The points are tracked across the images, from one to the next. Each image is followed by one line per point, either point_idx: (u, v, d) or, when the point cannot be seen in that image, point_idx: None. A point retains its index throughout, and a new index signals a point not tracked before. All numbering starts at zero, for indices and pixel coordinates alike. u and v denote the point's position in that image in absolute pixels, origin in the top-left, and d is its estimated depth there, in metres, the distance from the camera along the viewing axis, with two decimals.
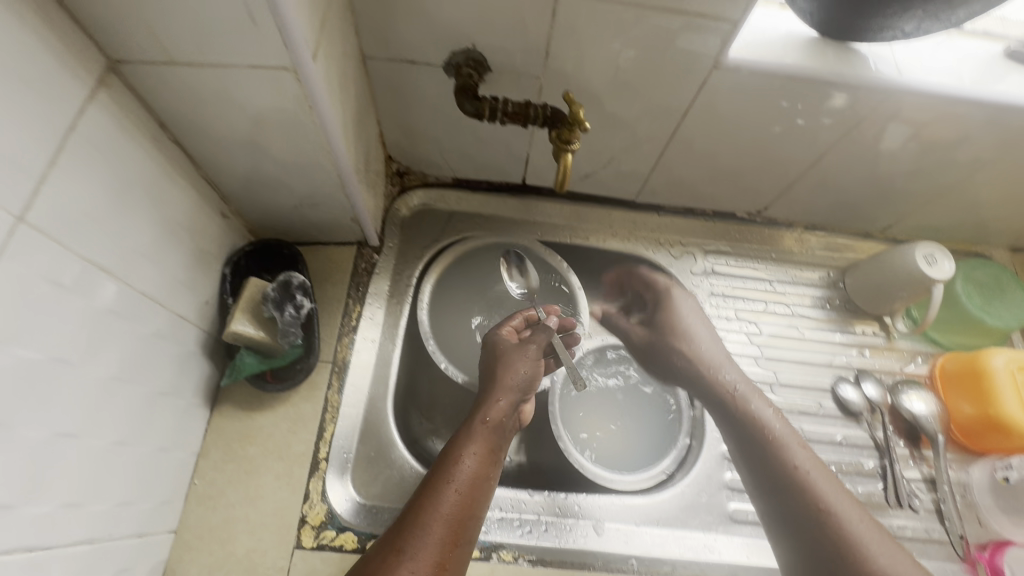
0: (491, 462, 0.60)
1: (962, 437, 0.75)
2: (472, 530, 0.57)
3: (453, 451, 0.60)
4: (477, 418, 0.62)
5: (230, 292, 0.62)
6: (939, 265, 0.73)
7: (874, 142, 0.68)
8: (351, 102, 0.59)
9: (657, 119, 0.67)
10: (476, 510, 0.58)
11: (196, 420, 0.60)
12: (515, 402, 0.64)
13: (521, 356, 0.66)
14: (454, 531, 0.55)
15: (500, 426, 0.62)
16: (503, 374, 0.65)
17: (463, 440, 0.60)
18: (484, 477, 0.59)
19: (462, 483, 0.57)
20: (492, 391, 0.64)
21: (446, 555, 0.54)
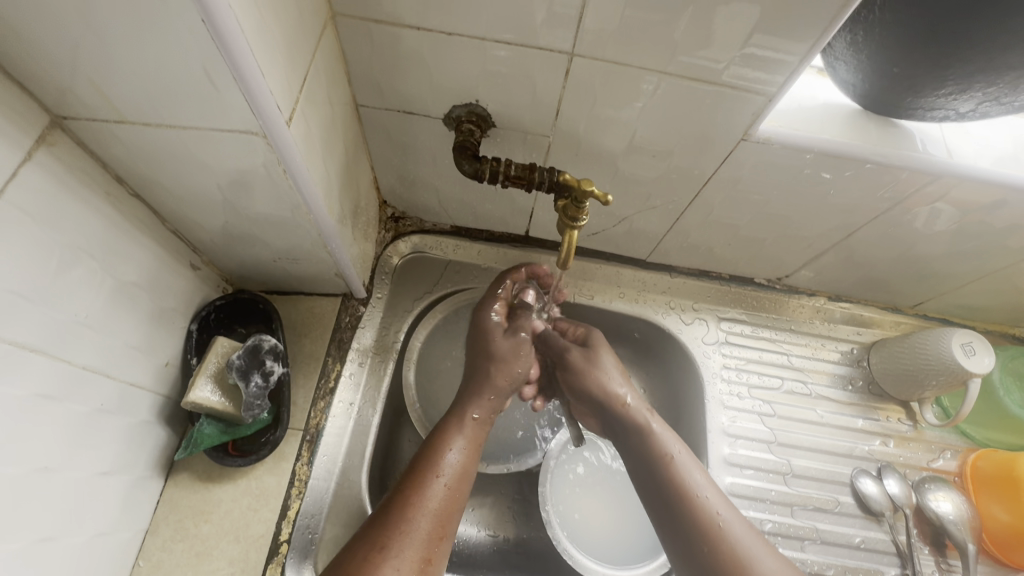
0: (476, 455, 0.59)
1: (991, 546, 0.68)
2: (455, 525, 0.54)
3: (438, 444, 0.58)
4: (463, 415, 0.61)
5: (195, 351, 0.56)
6: (979, 357, 0.65)
7: (912, 220, 0.62)
8: (339, 154, 0.54)
9: (676, 184, 0.61)
10: (460, 504, 0.55)
11: (146, 493, 0.55)
12: (503, 398, 0.64)
13: (512, 351, 0.65)
14: (441, 524, 0.52)
15: (486, 420, 0.62)
16: (495, 373, 0.64)
17: (450, 433, 0.59)
18: (468, 470, 0.58)
19: (449, 475, 0.55)
20: (477, 388, 0.63)
21: (432, 550, 0.51)
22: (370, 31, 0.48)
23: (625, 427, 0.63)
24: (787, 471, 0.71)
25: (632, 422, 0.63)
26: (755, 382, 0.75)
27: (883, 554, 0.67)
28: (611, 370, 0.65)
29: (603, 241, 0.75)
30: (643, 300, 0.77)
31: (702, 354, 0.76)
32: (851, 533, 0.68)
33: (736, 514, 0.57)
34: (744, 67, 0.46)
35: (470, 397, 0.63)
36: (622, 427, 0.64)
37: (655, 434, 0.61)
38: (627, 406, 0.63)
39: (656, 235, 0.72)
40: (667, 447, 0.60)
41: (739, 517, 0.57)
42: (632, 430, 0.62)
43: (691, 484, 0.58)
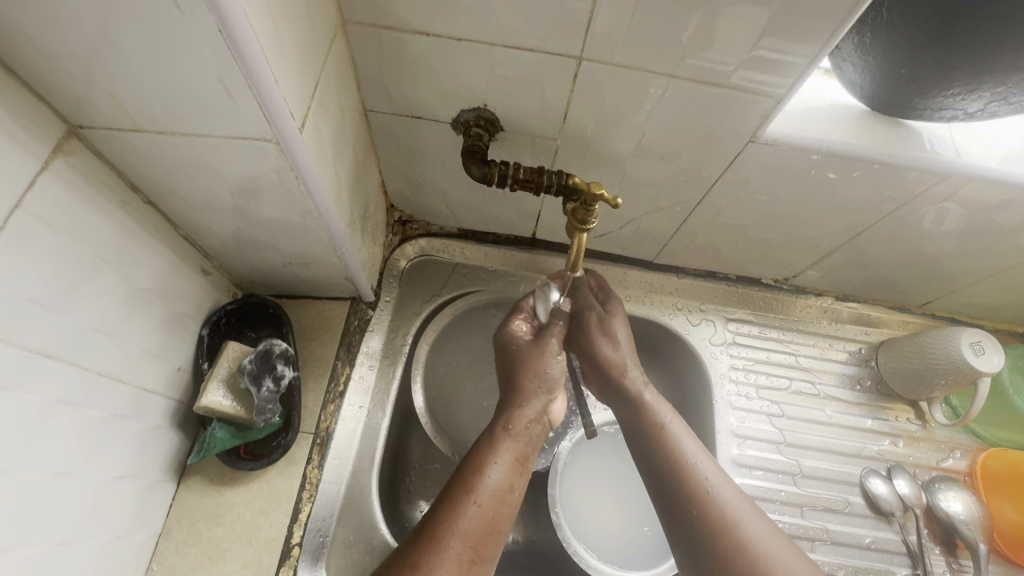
0: (518, 473, 0.56)
1: (1001, 544, 0.68)
2: (493, 549, 0.52)
3: (476, 463, 0.55)
4: (502, 430, 0.58)
5: (206, 356, 0.57)
6: (988, 357, 0.65)
7: (921, 220, 0.62)
8: (348, 159, 0.54)
9: (684, 187, 0.61)
10: (499, 526, 0.53)
11: (160, 497, 0.55)
12: (540, 407, 0.61)
13: (537, 352, 0.63)
14: (474, 547, 0.50)
15: (527, 435, 0.59)
16: (525, 379, 0.62)
17: (487, 450, 0.56)
18: (509, 489, 0.55)
19: (486, 495, 0.53)
20: (517, 397, 0.61)
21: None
22: (380, 37, 0.48)
23: (637, 420, 0.62)
24: (796, 472, 0.71)
25: (644, 413, 0.62)
26: (763, 382, 0.75)
27: (894, 555, 0.67)
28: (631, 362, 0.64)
29: (610, 243, 0.75)
30: (650, 301, 0.78)
31: (709, 355, 0.76)
32: (861, 533, 0.68)
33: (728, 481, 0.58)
34: (752, 69, 0.46)
35: (507, 409, 0.60)
36: (633, 421, 0.62)
37: (666, 427, 0.60)
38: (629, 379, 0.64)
39: (663, 237, 0.72)
40: (679, 442, 0.59)
41: (736, 490, 0.57)
42: (646, 422, 0.61)
43: (682, 450, 0.58)
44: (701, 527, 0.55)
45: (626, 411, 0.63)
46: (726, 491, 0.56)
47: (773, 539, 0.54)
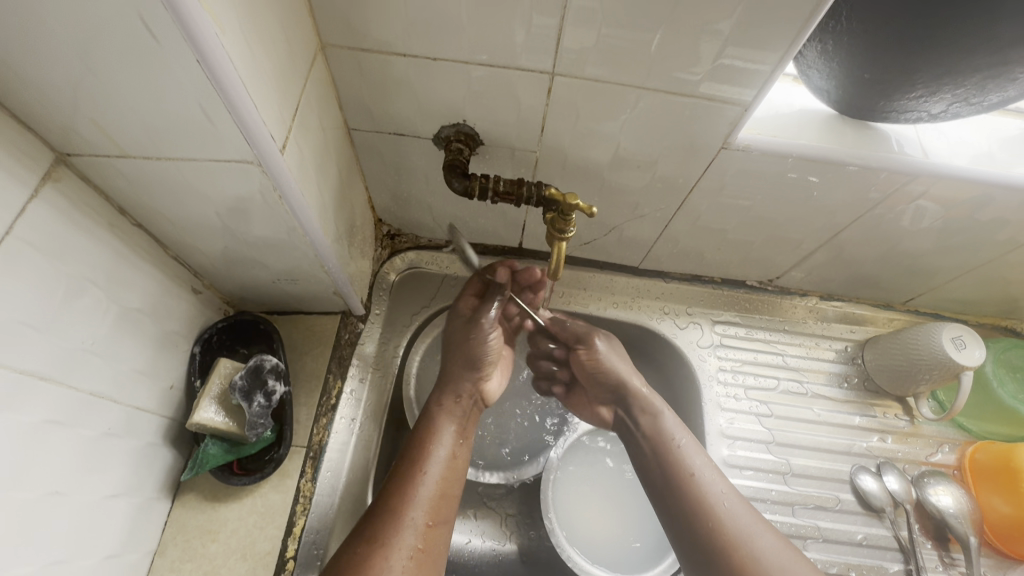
0: (459, 442, 0.62)
1: (994, 538, 0.69)
2: (448, 511, 0.58)
3: (423, 437, 0.61)
4: (444, 408, 0.64)
5: (198, 373, 0.58)
6: (969, 351, 0.66)
7: (897, 218, 0.63)
8: (332, 177, 0.55)
9: (662, 193, 0.63)
10: (450, 490, 0.59)
11: (154, 515, 0.56)
12: (471, 382, 0.67)
13: (468, 325, 0.68)
14: (430, 514, 0.56)
15: (461, 406, 0.65)
16: (460, 355, 0.67)
17: (430, 424, 0.62)
18: (454, 457, 0.61)
19: (434, 464, 0.59)
20: (451, 374, 0.67)
21: (423, 539, 0.54)
22: (359, 59, 0.50)
23: (654, 444, 0.63)
24: (786, 470, 0.71)
25: (661, 437, 0.63)
26: (751, 383, 0.76)
27: (886, 550, 0.68)
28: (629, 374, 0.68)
29: (595, 250, 0.76)
30: (637, 306, 0.79)
31: (697, 357, 0.77)
32: (853, 530, 0.68)
33: (739, 497, 0.59)
34: (719, 79, 0.48)
35: (443, 384, 0.66)
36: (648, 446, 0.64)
37: (680, 448, 0.62)
38: (641, 395, 0.67)
39: (647, 243, 0.73)
40: (694, 465, 0.60)
41: (744, 504, 0.58)
42: (661, 447, 0.62)
43: (693, 466, 0.60)
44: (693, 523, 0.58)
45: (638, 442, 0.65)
46: (737, 507, 0.58)
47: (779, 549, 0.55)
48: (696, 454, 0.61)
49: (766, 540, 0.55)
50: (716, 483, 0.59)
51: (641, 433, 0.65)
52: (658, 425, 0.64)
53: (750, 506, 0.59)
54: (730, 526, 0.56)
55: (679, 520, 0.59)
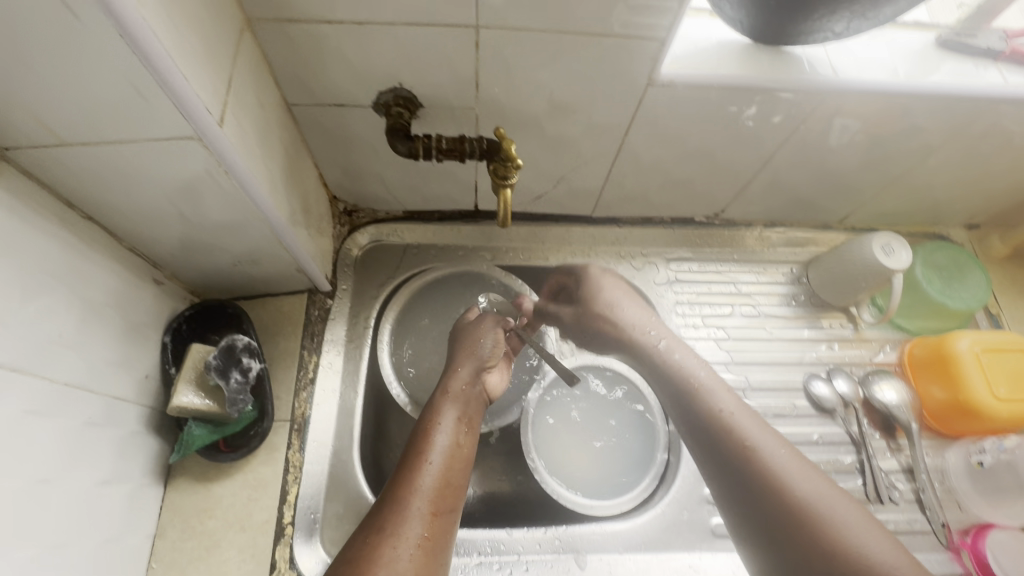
0: (463, 432, 0.61)
1: (933, 421, 0.75)
2: (454, 500, 0.56)
3: (422, 429, 0.59)
4: (448, 402, 0.62)
5: (172, 361, 0.59)
6: (897, 255, 0.72)
7: (821, 138, 0.68)
8: (278, 153, 0.56)
9: (600, 138, 0.66)
10: (455, 482, 0.56)
11: (149, 500, 0.58)
12: (473, 371, 0.66)
13: (478, 326, 0.70)
14: (434, 501, 0.54)
15: (464, 395, 0.64)
16: (464, 348, 0.68)
17: (433, 416, 0.60)
18: (458, 447, 0.59)
19: (436, 455, 0.57)
20: (452, 365, 0.66)
21: (428, 527, 0.52)
22: (287, 30, 0.50)
23: (677, 389, 0.65)
24: (746, 385, 0.77)
25: (720, 424, 0.61)
26: (707, 311, 0.81)
27: (840, 444, 0.74)
28: (623, 302, 0.75)
29: (548, 204, 0.79)
30: (593, 254, 0.83)
31: (656, 295, 0.81)
32: (809, 431, 0.74)
33: (823, 482, 0.56)
34: (634, 17, 0.51)
35: (447, 376, 0.65)
36: (687, 404, 0.64)
37: (757, 451, 0.58)
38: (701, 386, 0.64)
39: (595, 190, 0.76)
40: (770, 457, 0.57)
41: (796, 460, 0.57)
42: (683, 387, 0.65)
43: (774, 468, 0.56)
44: (766, 518, 0.54)
45: (698, 407, 0.63)
46: (808, 485, 0.55)
47: (869, 535, 0.51)
48: (700, 370, 0.66)
49: (864, 537, 0.51)
50: (800, 485, 0.55)
51: (727, 460, 0.58)
52: (680, 368, 0.67)
53: (830, 484, 0.56)
54: (826, 524, 0.51)
55: (763, 525, 0.54)
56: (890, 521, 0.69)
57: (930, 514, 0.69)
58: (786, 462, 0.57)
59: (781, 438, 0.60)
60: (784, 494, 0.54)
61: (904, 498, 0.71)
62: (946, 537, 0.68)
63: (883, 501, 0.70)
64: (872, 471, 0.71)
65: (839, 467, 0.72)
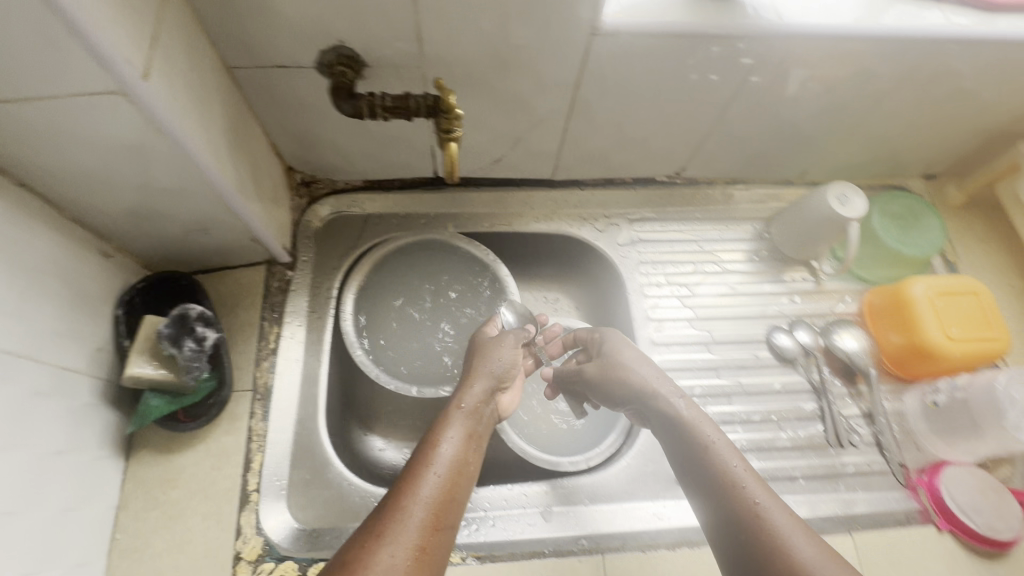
0: (471, 447, 0.59)
1: (891, 366, 0.77)
2: (455, 515, 0.53)
3: (429, 439, 0.57)
4: (459, 418, 0.60)
5: (126, 334, 0.59)
6: (852, 204, 0.73)
7: (772, 87, 0.68)
8: (220, 116, 0.55)
9: (550, 95, 0.66)
10: (457, 496, 0.54)
11: (109, 471, 0.58)
12: (488, 388, 0.64)
13: (498, 345, 0.68)
14: (436, 514, 0.51)
15: (477, 411, 0.62)
16: (480, 363, 0.66)
17: (443, 426, 0.59)
18: (464, 462, 0.57)
19: (442, 466, 0.55)
20: (466, 378, 0.65)
21: (426, 540, 0.49)
22: None
23: (684, 444, 0.56)
24: (709, 340, 0.78)
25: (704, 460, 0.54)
26: (670, 270, 0.82)
27: (801, 392, 0.75)
28: (639, 362, 0.63)
29: (507, 168, 0.79)
30: (556, 217, 0.83)
31: (619, 255, 0.82)
32: (771, 381, 0.76)
33: (817, 545, 0.47)
34: None
35: (460, 390, 0.63)
36: (696, 461, 0.55)
37: (738, 486, 0.51)
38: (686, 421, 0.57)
39: (552, 152, 0.76)
40: (750, 495, 0.51)
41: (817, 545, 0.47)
42: (692, 444, 0.56)
43: (757, 509, 0.50)
44: None
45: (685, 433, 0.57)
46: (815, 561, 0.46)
47: None
48: (683, 399, 0.60)
49: None
50: (784, 530, 0.48)
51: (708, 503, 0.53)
52: (687, 424, 0.57)
53: (839, 562, 0.46)
54: None
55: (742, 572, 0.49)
56: (851, 464, 0.71)
57: (888, 454, 0.71)
58: (773, 509, 0.50)
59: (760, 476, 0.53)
60: (779, 553, 0.47)
61: (864, 441, 0.73)
62: (904, 476, 0.70)
63: (843, 445, 0.72)
64: (832, 416, 0.73)
65: (800, 414, 0.74)
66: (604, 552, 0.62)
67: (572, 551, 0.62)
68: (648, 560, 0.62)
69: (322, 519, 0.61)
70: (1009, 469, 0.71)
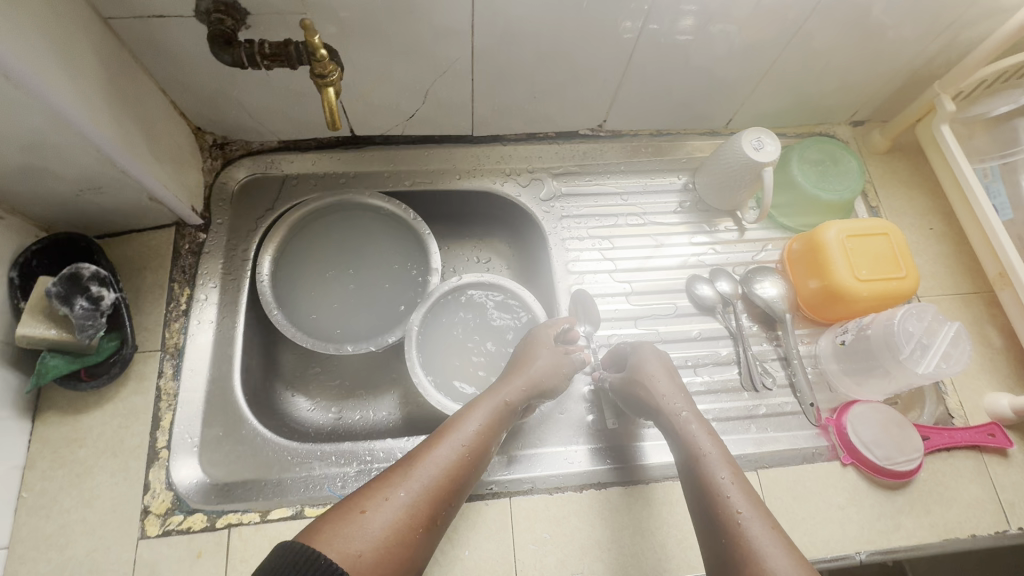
0: (496, 439, 0.57)
1: (807, 310, 0.78)
2: (462, 495, 0.52)
3: (463, 413, 0.56)
4: (498, 400, 0.58)
5: (22, 296, 0.58)
6: (765, 149, 0.72)
7: (680, 30, 0.66)
8: (94, 69, 0.54)
9: (449, 42, 0.64)
10: (470, 479, 0.52)
11: (12, 432, 0.58)
12: (533, 389, 0.61)
13: (553, 350, 0.65)
14: (448, 490, 0.50)
15: (515, 408, 0.59)
16: (530, 361, 0.63)
17: (477, 409, 0.57)
18: (485, 450, 0.55)
19: (465, 446, 0.53)
20: (512, 372, 0.62)
21: (433, 510, 0.48)
22: None
23: (682, 458, 0.56)
24: (628, 291, 0.79)
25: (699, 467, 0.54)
26: (593, 224, 0.82)
27: (718, 338, 0.77)
28: (660, 373, 0.63)
29: (423, 124, 0.78)
30: (478, 174, 0.82)
31: (541, 211, 0.82)
32: (689, 328, 0.77)
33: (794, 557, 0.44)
34: None
35: (503, 381, 0.61)
36: (693, 470, 0.54)
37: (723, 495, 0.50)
38: (688, 431, 0.57)
39: (466, 105, 0.75)
40: (735, 505, 0.49)
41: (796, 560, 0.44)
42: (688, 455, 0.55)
43: (738, 516, 0.48)
44: None
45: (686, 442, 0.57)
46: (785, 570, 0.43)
47: None
48: (689, 415, 0.59)
49: None
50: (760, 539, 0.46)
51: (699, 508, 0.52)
52: (685, 437, 0.57)
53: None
54: None
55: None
56: (762, 406, 0.72)
57: (800, 395, 0.72)
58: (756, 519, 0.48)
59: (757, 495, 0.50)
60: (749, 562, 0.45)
61: (777, 384, 0.74)
62: (815, 416, 0.71)
63: (757, 389, 0.73)
64: (748, 360, 0.74)
65: (716, 359, 0.75)
66: (512, 495, 0.64)
67: (481, 494, 0.63)
68: (554, 500, 0.63)
69: (234, 475, 0.62)
70: (917, 408, 0.73)
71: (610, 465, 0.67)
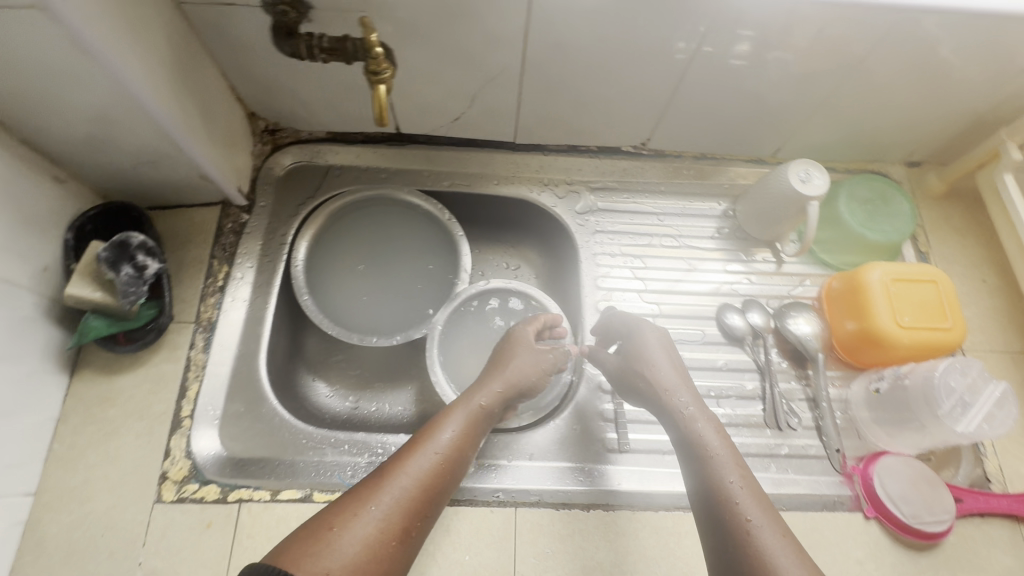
0: (472, 443, 0.56)
1: (841, 351, 0.75)
2: (438, 505, 0.52)
3: (437, 422, 0.56)
4: (471, 408, 0.58)
5: (74, 258, 0.61)
6: (813, 182, 0.69)
7: (735, 55, 0.65)
8: (164, 49, 0.57)
9: (501, 49, 0.65)
10: (445, 487, 0.52)
11: (51, 385, 0.61)
12: (507, 395, 0.61)
13: (529, 355, 0.65)
14: (422, 500, 0.50)
15: (489, 413, 0.59)
16: (505, 367, 0.63)
17: (450, 415, 0.57)
18: (460, 454, 0.55)
19: (439, 454, 0.53)
20: (486, 377, 0.62)
21: (407, 522, 0.48)
22: None
23: (686, 452, 0.55)
24: (655, 313, 0.77)
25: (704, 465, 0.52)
26: (626, 241, 0.81)
27: (744, 371, 0.75)
28: (662, 363, 0.62)
29: (467, 127, 0.79)
30: (516, 180, 0.83)
31: (575, 223, 0.81)
32: (715, 357, 0.75)
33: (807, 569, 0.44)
34: None
35: (478, 386, 0.61)
36: (697, 467, 0.53)
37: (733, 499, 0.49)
38: (692, 425, 0.56)
39: (512, 111, 0.76)
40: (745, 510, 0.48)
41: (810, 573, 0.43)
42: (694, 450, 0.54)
43: (748, 523, 0.47)
44: None
45: (688, 438, 0.55)
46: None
47: None
48: (691, 407, 0.57)
49: None
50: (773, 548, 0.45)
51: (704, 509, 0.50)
52: (689, 433, 0.55)
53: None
54: None
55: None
56: (785, 446, 0.70)
57: (826, 439, 0.69)
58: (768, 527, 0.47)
59: (766, 497, 0.50)
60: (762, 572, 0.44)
61: (802, 425, 0.71)
62: (840, 463, 0.68)
63: (781, 428, 0.71)
64: (773, 397, 0.72)
65: (741, 392, 0.73)
66: (518, 505, 0.63)
67: (488, 502, 0.63)
68: (561, 517, 0.62)
69: (249, 451, 0.64)
70: (952, 467, 0.69)
71: (625, 488, 0.65)
